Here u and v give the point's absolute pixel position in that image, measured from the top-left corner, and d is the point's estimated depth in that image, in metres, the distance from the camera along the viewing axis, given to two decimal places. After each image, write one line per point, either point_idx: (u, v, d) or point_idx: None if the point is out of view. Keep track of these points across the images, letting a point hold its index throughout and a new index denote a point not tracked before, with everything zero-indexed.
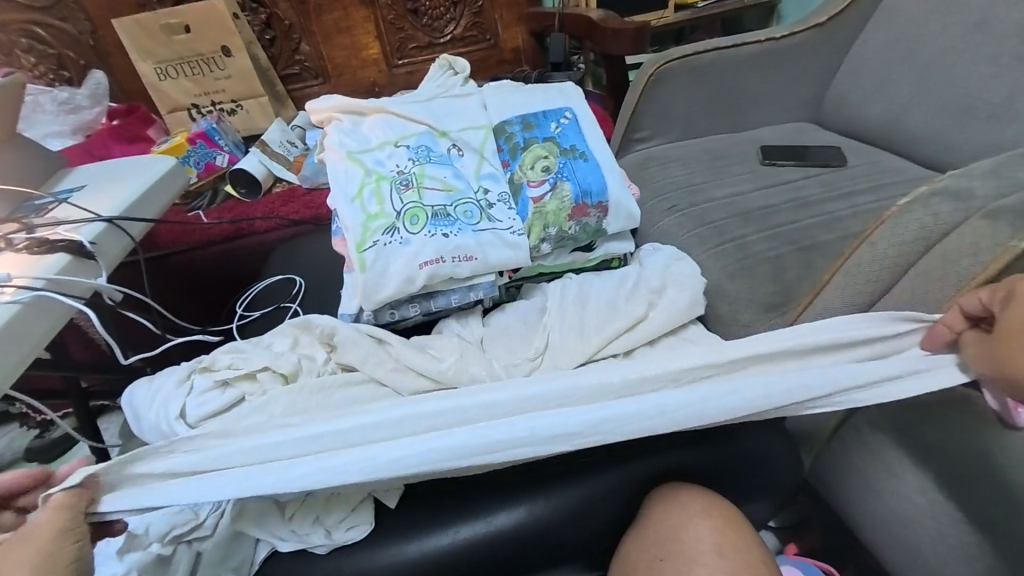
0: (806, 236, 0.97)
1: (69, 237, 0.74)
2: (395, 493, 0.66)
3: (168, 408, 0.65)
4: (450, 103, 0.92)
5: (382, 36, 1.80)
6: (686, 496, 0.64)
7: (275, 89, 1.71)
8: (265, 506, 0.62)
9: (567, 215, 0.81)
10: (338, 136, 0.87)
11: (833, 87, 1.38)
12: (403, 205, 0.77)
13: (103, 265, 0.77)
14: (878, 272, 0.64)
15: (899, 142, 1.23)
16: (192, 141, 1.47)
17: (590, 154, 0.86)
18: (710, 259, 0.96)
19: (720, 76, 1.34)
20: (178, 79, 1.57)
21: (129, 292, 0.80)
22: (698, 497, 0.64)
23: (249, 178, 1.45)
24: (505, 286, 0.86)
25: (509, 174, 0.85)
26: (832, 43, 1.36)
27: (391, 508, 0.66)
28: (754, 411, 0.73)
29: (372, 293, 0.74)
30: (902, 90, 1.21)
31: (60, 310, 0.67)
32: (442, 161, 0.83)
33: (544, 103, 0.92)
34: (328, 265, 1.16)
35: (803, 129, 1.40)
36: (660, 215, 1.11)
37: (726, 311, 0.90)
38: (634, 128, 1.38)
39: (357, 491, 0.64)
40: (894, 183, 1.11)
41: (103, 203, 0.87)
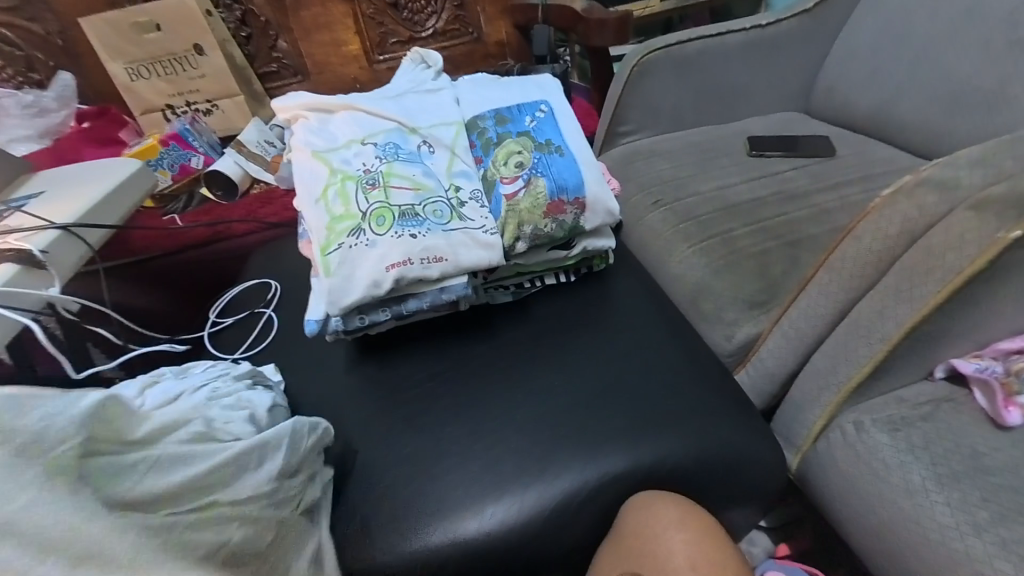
0: (793, 229, 0.94)
1: (18, 246, 0.70)
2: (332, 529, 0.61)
3: None
4: (421, 99, 0.88)
5: (362, 32, 1.76)
6: (663, 510, 0.60)
7: (253, 88, 1.66)
8: None
9: (542, 213, 0.78)
10: (304, 134, 0.83)
11: (822, 76, 1.35)
12: (369, 206, 0.74)
13: (56, 274, 0.74)
14: (863, 267, 0.61)
15: (890, 131, 1.20)
16: (165, 143, 1.43)
17: (566, 149, 0.83)
18: (695, 255, 0.93)
19: (706, 66, 1.30)
20: (151, 80, 1.53)
21: (87, 302, 0.77)
22: (677, 511, 0.60)
23: (226, 180, 1.41)
24: (481, 286, 0.83)
25: (482, 171, 0.82)
26: (820, 29, 1.32)
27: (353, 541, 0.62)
28: (737, 413, 0.70)
29: (338, 298, 0.71)
30: (891, 78, 1.18)
31: (7, 324, 0.64)
32: (411, 158, 0.79)
33: (520, 97, 0.89)
34: (304, 269, 1.12)
35: (793, 119, 1.37)
36: (645, 211, 1.08)
37: (711, 308, 0.87)
38: (620, 122, 1.34)
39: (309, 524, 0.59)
40: (884, 173, 1.08)
41: (60, 210, 0.83)
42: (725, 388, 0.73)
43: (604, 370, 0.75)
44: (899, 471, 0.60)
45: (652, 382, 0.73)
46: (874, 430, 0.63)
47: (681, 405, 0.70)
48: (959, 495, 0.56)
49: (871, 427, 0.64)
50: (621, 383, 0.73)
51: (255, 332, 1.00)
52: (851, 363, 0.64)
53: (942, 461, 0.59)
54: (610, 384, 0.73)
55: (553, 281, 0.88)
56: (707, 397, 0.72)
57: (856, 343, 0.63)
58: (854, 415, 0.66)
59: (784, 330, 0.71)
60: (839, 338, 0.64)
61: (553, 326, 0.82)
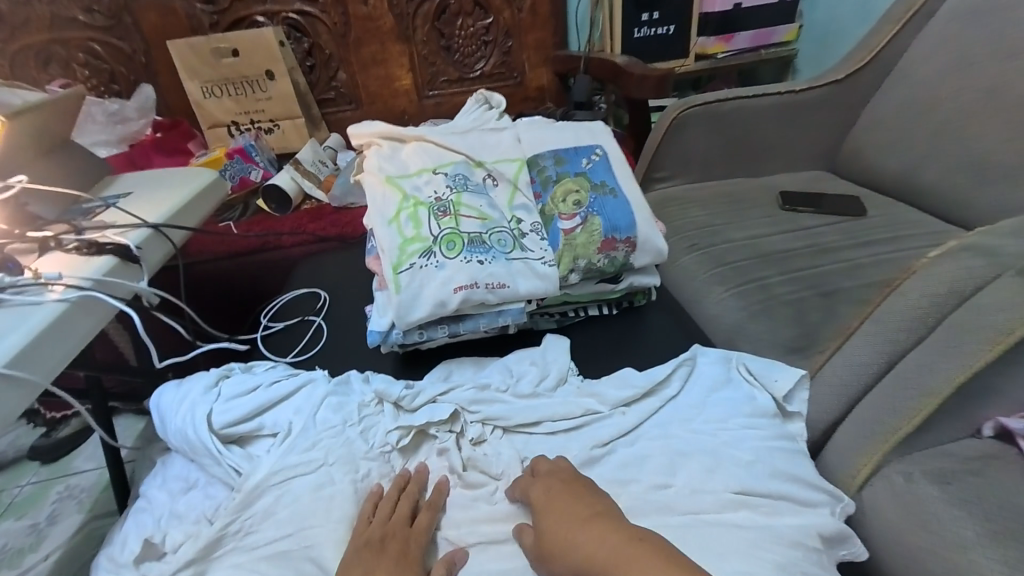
0: (829, 282, 0.98)
1: (117, 240, 0.76)
2: (415, 402, 0.73)
3: (194, 414, 0.67)
4: (489, 136, 0.96)
5: (415, 69, 1.84)
6: (544, 494, 0.61)
7: (311, 112, 1.77)
8: (341, 399, 0.72)
9: (596, 248, 0.83)
10: (378, 160, 0.90)
11: (850, 140, 1.44)
12: (440, 231, 0.81)
13: (145, 269, 0.79)
14: (907, 324, 0.65)
15: (916, 195, 1.27)
16: (230, 156, 1.53)
17: (619, 191, 0.89)
18: (732, 297, 0.98)
19: (741, 123, 1.39)
20: (222, 98, 1.65)
21: (166, 296, 0.82)
22: (567, 482, 0.62)
23: (280, 195, 1.50)
24: (530, 312, 0.88)
25: (541, 206, 0.88)
26: (849, 98, 1.41)
27: (414, 405, 0.73)
28: (794, 466, 0.67)
29: (404, 314, 0.77)
30: (918, 146, 1.25)
31: (102, 311, 0.69)
32: (478, 191, 0.87)
33: (575, 140, 0.96)
34: (352, 283, 1.17)
35: (820, 177, 1.44)
36: (680, 253, 1.13)
37: (749, 351, 0.90)
38: (656, 167, 1.42)
39: (388, 409, 0.72)
40: (916, 235, 1.11)
41: (152, 209, 0.91)
42: (786, 438, 0.71)
43: (655, 415, 0.74)
44: (951, 525, 0.58)
45: (702, 429, 0.71)
46: (923, 482, 0.62)
47: (720, 441, 0.69)
48: (1014, 552, 0.53)
49: (919, 479, 0.62)
50: (676, 429, 0.72)
51: (304, 339, 1.03)
52: (898, 414, 0.64)
53: (995, 517, 0.56)
54: (668, 433, 0.71)
55: (594, 311, 0.93)
56: (733, 429, 0.71)
57: (904, 393, 0.64)
58: (902, 465, 0.64)
59: (827, 377, 0.74)
60: (885, 387, 0.66)
61: (590, 361, 0.86)
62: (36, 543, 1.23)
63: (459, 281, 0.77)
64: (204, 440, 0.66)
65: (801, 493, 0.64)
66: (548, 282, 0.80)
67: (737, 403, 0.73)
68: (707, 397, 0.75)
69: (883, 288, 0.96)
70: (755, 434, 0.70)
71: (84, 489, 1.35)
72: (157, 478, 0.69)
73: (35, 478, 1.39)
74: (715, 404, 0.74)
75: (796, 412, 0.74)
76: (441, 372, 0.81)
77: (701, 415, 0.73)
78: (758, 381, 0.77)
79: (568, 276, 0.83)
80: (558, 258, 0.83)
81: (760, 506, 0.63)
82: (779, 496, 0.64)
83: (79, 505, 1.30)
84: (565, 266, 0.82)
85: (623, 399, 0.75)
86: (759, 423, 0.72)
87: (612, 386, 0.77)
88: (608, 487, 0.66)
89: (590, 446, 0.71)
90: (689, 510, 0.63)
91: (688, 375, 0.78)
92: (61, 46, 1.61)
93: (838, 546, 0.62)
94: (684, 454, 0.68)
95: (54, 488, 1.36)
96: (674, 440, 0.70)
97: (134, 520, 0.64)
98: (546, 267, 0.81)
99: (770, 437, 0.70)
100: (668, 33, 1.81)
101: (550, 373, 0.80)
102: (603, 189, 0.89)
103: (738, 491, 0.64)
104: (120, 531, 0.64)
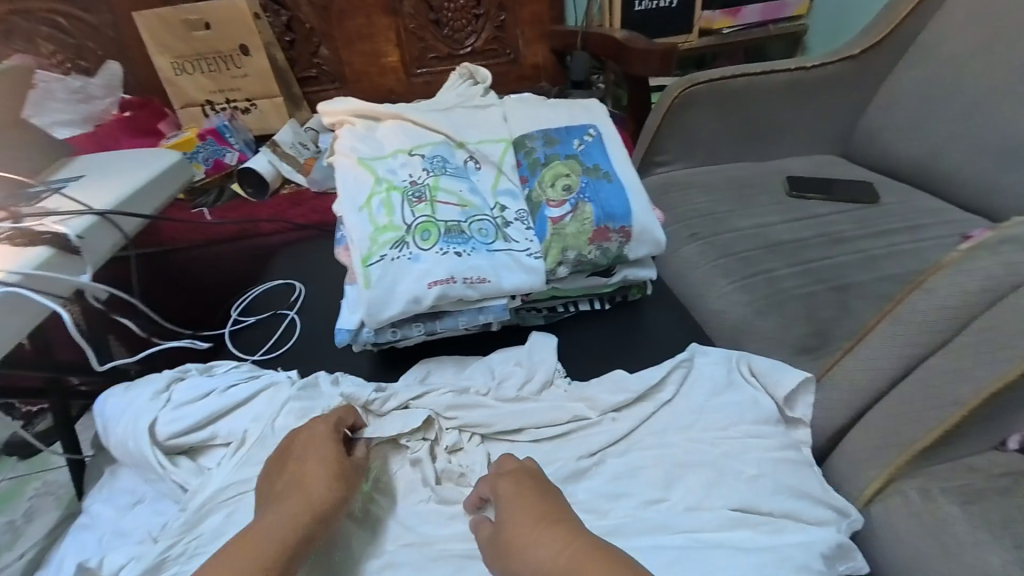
0: (841, 275, 0.91)
1: (54, 229, 0.69)
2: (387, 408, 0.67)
3: (140, 423, 0.61)
4: (472, 114, 0.87)
5: (402, 45, 1.73)
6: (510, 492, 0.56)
7: (291, 90, 1.66)
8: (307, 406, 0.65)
9: (588, 239, 0.76)
10: (349, 140, 0.82)
11: (863, 121, 1.35)
12: (414, 219, 0.73)
13: (88, 261, 0.73)
14: (932, 324, 0.58)
15: (934, 181, 1.19)
16: (203, 137, 1.44)
17: (614, 176, 0.81)
18: (735, 292, 0.91)
19: (748, 103, 1.30)
20: (195, 75, 1.55)
21: (114, 291, 0.75)
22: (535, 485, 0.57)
23: (258, 179, 1.41)
24: (516, 308, 0.81)
25: (528, 191, 0.80)
26: (866, 76, 1.31)
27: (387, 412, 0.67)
28: (801, 481, 0.61)
29: (375, 311, 0.70)
30: (938, 128, 1.17)
31: (33, 309, 0.63)
32: (458, 174, 0.79)
33: (567, 118, 0.87)
34: (330, 274, 1.10)
35: (831, 162, 1.36)
36: (681, 242, 1.06)
37: (754, 351, 0.83)
38: (657, 150, 1.33)
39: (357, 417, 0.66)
40: (933, 224, 1.04)
41: (101, 194, 0.83)
42: (792, 449, 0.64)
43: (649, 422, 0.68)
44: (976, 551, 0.52)
45: (700, 439, 0.65)
46: (945, 501, 0.56)
47: (720, 451, 0.63)
48: None
49: (940, 497, 0.57)
50: (672, 439, 0.66)
51: (276, 335, 0.96)
52: (918, 426, 0.58)
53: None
54: (663, 442, 0.65)
55: (586, 307, 0.86)
56: (734, 439, 0.65)
57: (928, 404, 0.57)
58: (921, 481, 0.59)
59: (838, 382, 0.67)
60: (904, 392, 0.60)
61: (580, 361, 0.80)
62: (13, 540, 1.19)
63: (435, 275, 0.70)
64: (149, 451, 0.60)
65: (806, 511, 0.59)
66: (533, 275, 0.73)
67: (740, 410, 0.67)
68: (706, 402, 0.68)
69: (898, 282, 0.89)
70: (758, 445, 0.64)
71: (60, 486, 1.30)
72: (104, 492, 0.63)
73: (12, 473, 1.34)
74: (716, 410, 0.68)
75: (800, 418, 0.68)
76: (419, 373, 0.75)
77: (700, 423, 0.67)
78: (762, 383, 0.70)
79: (556, 269, 0.75)
80: (545, 249, 0.75)
81: (763, 525, 0.57)
82: (782, 514, 0.58)
83: (55, 503, 1.26)
84: (553, 257, 0.75)
85: (615, 404, 0.69)
86: (761, 432, 0.65)
87: (602, 391, 0.71)
88: (596, 503, 0.60)
89: (577, 456, 0.65)
90: (684, 529, 0.57)
91: (685, 377, 0.71)
92: (20, 18, 1.50)
93: (842, 561, 0.56)
94: (682, 466, 0.62)
95: (30, 485, 1.31)
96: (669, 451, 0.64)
97: (75, 540, 0.59)
98: (532, 259, 0.74)
99: (774, 448, 0.64)
100: (672, 6, 1.69)
101: (536, 375, 0.73)
102: (596, 172, 0.81)
103: (736, 508, 0.58)
104: (60, 552, 0.58)
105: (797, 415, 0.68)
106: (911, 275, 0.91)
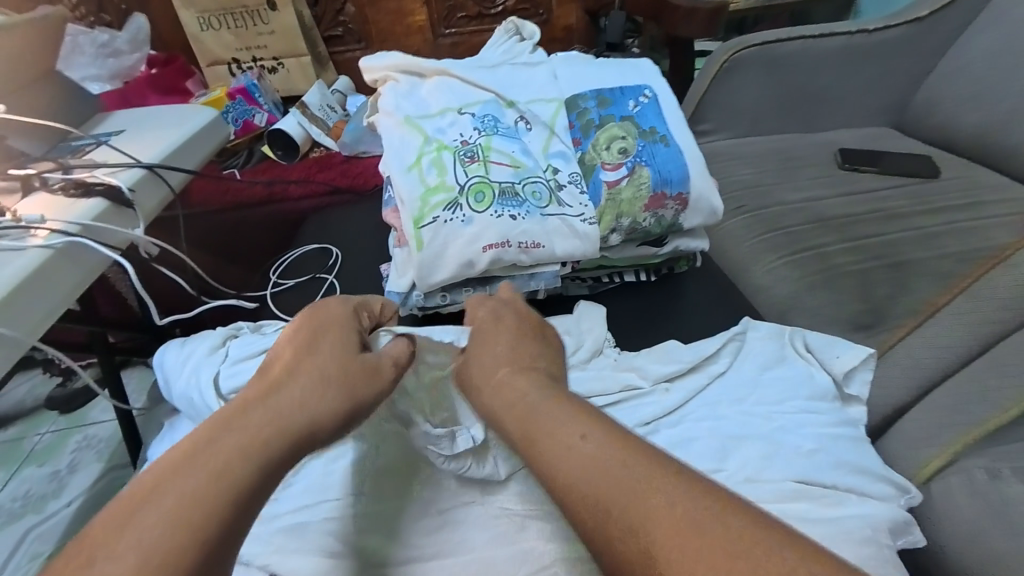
0: (897, 252, 0.88)
1: (106, 181, 0.68)
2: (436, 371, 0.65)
3: (199, 377, 0.63)
4: (521, 72, 0.83)
5: (430, 3, 1.65)
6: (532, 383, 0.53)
7: (317, 50, 1.61)
8: None
9: (642, 205, 0.73)
10: (395, 97, 0.79)
11: (921, 92, 1.27)
12: (465, 180, 0.71)
13: (140, 215, 0.72)
14: None
15: (997, 156, 1.13)
16: (231, 96, 1.40)
17: (671, 139, 0.77)
18: (785, 267, 0.88)
19: (801, 70, 1.22)
20: (220, 31, 1.50)
21: (165, 247, 0.75)
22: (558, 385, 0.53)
23: (286, 141, 1.39)
24: (562, 276, 0.80)
25: (580, 154, 0.77)
26: (931, 41, 1.23)
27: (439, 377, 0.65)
28: (858, 455, 0.60)
29: (427, 273, 0.69)
30: (1007, 99, 1.09)
31: (92, 260, 0.62)
32: (509, 134, 0.76)
33: (620, 78, 0.83)
34: (365, 239, 1.09)
35: (883, 135, 1.28)
36: (726, 215, 1.02)
37: (804, 327, 0.81)
38: (700, 119, 1.27)
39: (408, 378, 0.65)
40: (996, 202, 0.99)
41: (145, 147, 0.82)
42: (849, 426, 0.63)
43: (701, 392, 0.67)
44: None
45: (756, 413, 0.64)
46: (1013, 481, 0.55)
47: (775, 425, 0.63)
48: None
49: (1008, 477, 0.56)
50: (726, 410, 0.65)
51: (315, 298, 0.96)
52: (989, 405, 0.57)
53: None
54: (717, 413, 0.65)
55: (631, 278, 0.85)
56: (789, 412, 0.64)
57: (1003, 382, 0.56)
58: (987, 461, 0.57)
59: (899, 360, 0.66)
60: (975, 370, 0.60)
61: (626, 331, 0.79)
62: (59, 489, 1.25)
63: (488, 239, 0.68)
64: (209, 405, 0.61)
65: (867, 488, 0.58)
66: (587, 240, 0.71)
67: (796, 385, 0.66)
68: (759, 376, 0.67)
69: (959, 261, 0.85)
70: (816, 422, 0.63)
71: (102, 440, 1.35)
72: (165, 442, 0.66)
73: (54, 426, 1.40)
74: (769, 384, 0.66)
75: (856, 395, 0.67)
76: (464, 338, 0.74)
77: (754, 396, 0.66)
78: (816, 359, 0.69)
79: (609, 236, 0.73)
80: (599, 215, 0.73)
81: (825, 498, 0.56)
82: (842, 489, 0.58)
83: (98, 455, 1.31)
84: (607, 223, 0.73)
85: (667, 374, 0.68)
86: (816, 408, 0.64)
87: (653, 364, 0.70)
88: None
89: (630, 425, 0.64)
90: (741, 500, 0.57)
91: (737, 351, 0.71)
92: None
93: (899, 536, 0.56)
94: (736, 438, 0.62)
95: (74, 437, 1.36)
96: (723, 421, 0.64)
97: None
98: (586, 224, 0.71)
99: (831, 423, 0.63)
100: None
101: (584, 344, 0.73)
102: (652, 136, 0.77)
103: (796, 481, 0.58)
104: None
105: (854, 393, 0.67)
106: (973, 253, 0.87)
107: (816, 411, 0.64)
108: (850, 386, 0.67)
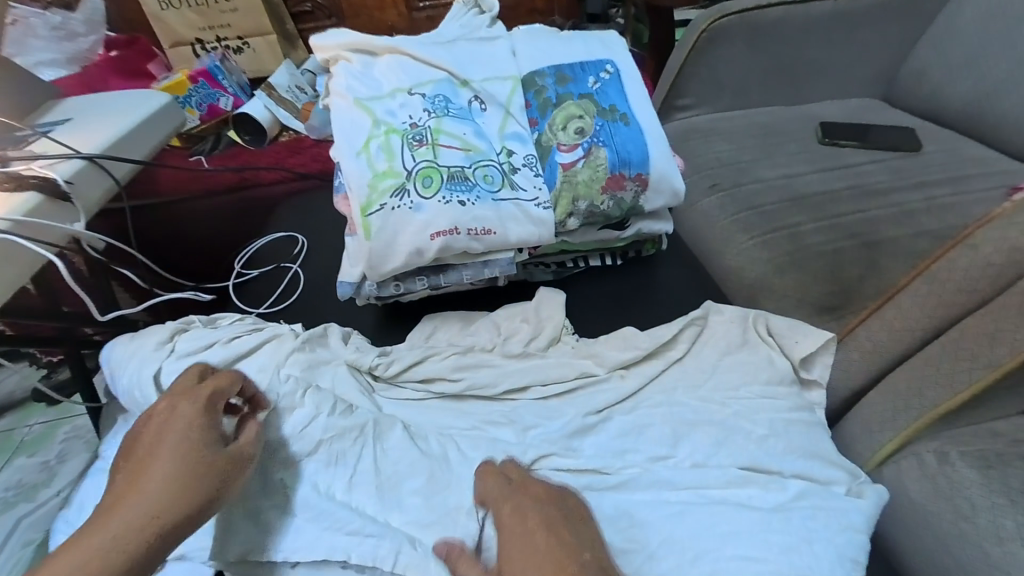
0: (871, 230, 0.85)
1: (42, 173, 0.66)
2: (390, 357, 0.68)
3: (143, 373, 0.62)
4: (476, 47, 0.79)
5: None
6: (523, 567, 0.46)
7: (286, 27, 1.54)
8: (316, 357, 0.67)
9: (600, 188, 0.71)
10: (345, 77, 0.75)
11: (911, 59, 1.21)
12: (415, 164, 0.68)
13: (82, 208, 0.71)
14: (973, 282, 0.57)
15: (983, 128, 1.09)
16: (194, 79, 1.35)
17: (632, 117, 0.74)
18: (756, 248, 0.86)
19: (786, 38, 1.16)
20: (182, 10, 1.44)
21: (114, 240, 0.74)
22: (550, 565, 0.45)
23: (255, 126, 1.35)
24: (522, 262, 0.78)
25: (537, 135, 0.74)
26: (923, 4, 1.16)
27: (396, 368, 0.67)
28: (811, 441, 0.60)
29: (377, 263, 0.67)
30: (997, 67, 1.05)
31: (29, 255, 0.61)
32: (461, 115, 0.73)
33: (581, 52, 0.78)
34: (333, 226, 1.07)
35: (870, 106, 1.23)
36: (700, 194, 0.99)
37: (770, 310, 0.80)
38: (679, 94, 1.22)
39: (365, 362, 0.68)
40: (979, 176, 0.96)
41: (88, 137, 0.79)
42: (805, 411, 0.63)
43: (658, 378, 0.66)
44: (989, 514, 0.53)
45: (712, 399, 0.64)
46: (961, 465, 0.55)
47: (730, 411, 0.62)
48: None
49: (956, 460, 0.56)
50: (683, 396, 0.65)
51: (280, 287, 0.95)
52: (941, 389, 0.57)
53: None
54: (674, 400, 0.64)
55: (596, 262, 0.82)
56: (746, 398, 0.64)
57: (955, 366, 0.56)
58: (938, 445, 0.58)
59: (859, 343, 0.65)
60: (930, 354, 0.59)
61: (590, 316, 0.78)
62: None
63: (438, 227, 0.66)
64: (155, 400, 0.61)
65: (819, 472, 0.58)
66: (540, 225, 0.69)
67: (754, 370, 0.65)
68: (718, 361, 0.66)
69: (934, 239, 0.83)
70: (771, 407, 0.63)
71: None
72: (118, 438, 0.65)
73: None
74: (727, 369, 0.66)
75: (814, 379, 0.66)
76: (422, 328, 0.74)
77: (711, 382, 0.65)
78: (776, 343, 0.67)
79: (567, 220, 0.71)
80: (554, 198, 0.71)
81: (769, 484, 0.57)
82: (789, 474, 0.58)
83: None
84: (564, 206, 0.70)
85: (626, 362, 0.67)
86: (771, 394, 0.64)
87: (613, 351, 0.68)
88: (605, 459, 0.60)
89: (583, 413, 0.64)
90: (688, 486, 0.57)
91: (697, 336, 0.69)
92: None
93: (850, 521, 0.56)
94: (689, 424, 0.62)
95: None
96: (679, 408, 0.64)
97: (93, 482, 0.61)
98: (541, 210, 0.69)
99: (785, 408, 0.63)
100: None
101: (543, 332, 0.71)
102: (612, 114, 0.74)
103: (745, 467, 0.58)
104: (80, 493, 0.61)
105: (812, 378, 0.66)
106: (948, 230, 0.85)
107: (772, 396, 0.64)
108: (810, 370, 0.67)
